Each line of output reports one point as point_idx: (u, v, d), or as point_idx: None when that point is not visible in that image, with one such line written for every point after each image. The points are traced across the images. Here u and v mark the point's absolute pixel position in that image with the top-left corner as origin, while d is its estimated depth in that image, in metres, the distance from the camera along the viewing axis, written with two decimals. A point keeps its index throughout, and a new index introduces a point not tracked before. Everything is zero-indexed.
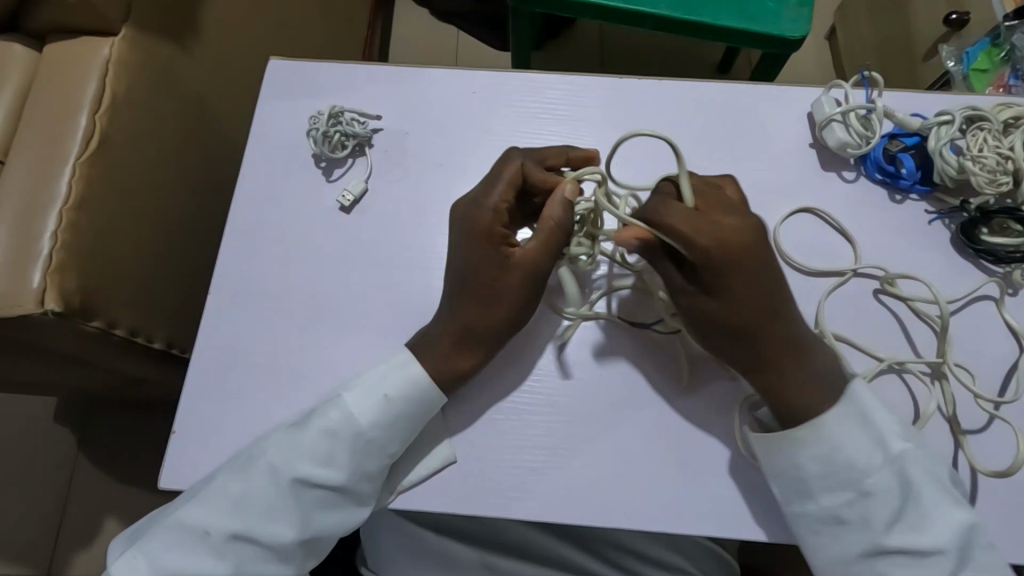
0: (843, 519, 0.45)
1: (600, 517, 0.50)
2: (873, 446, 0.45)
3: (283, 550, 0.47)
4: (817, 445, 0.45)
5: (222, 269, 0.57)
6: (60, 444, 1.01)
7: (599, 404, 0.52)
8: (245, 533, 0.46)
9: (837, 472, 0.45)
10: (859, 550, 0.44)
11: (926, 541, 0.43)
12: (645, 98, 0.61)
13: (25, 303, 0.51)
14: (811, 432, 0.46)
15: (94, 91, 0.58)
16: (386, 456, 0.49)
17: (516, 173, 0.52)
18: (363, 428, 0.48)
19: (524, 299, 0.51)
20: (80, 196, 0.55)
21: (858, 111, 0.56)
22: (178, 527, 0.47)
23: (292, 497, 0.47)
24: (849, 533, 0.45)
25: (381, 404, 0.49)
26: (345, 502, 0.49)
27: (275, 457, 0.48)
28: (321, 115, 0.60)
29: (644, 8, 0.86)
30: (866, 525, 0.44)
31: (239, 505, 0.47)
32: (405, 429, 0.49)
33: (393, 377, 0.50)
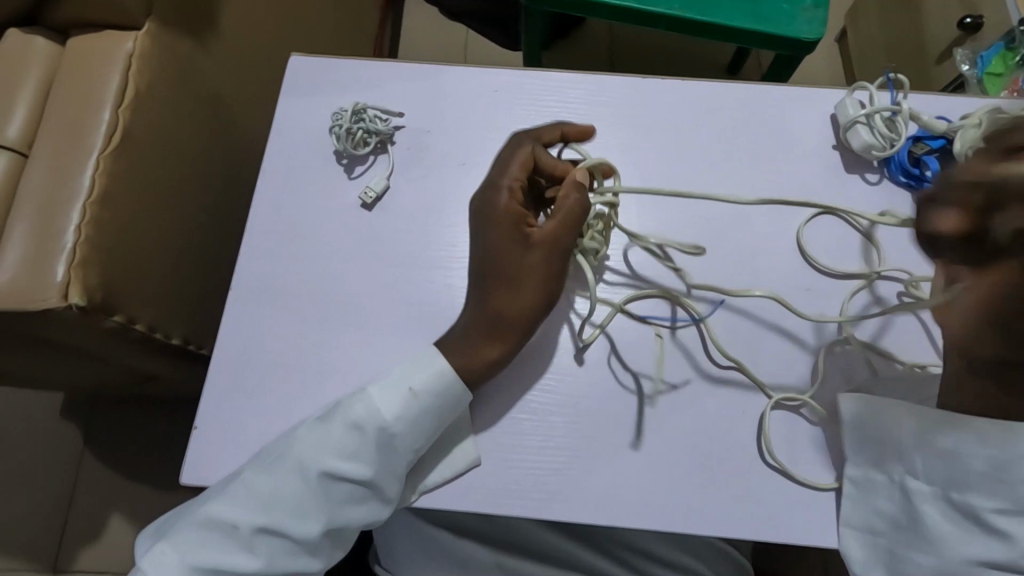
0: (996, 527, 0.40)
1: (623, 518, 0.49)
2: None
3: (311, 544, 0.47)
4: (997, 448, 0.40)
5: (244, 265, 0.57)
6: (69, 440, 1.01)
7: (622, 405, 0.52)
8: (272, 526, 0.46)
9: (998, 473, 0.40)
10: (1000, 562, 0.40)
11: None
12: (666, 98, 0.61)
13: (48, 296, 0.51)
14: (981, 423, 0.41)
15: (117, 85, 0.58)
16: (410, 451, 0.49)
17: (528, 158, 0.53)
18: (389, 422, 0.48)
19: (547, 280, 0.51)
20: (103, 190, 0.55)
21: (882, 113, 0.56)
22: (205, 521, 0.46)
23: (319, 491, 0.47)
24: (997, 542, 0.40)
25: (405, 399, 0.49)
26: (370, 498, 0.49)
27: (309, 451, 0.47)
28: (343, 112, 0.59)
29: (660, 9, 0.85)
30: (1017, 543, 0.39)
31: (268, 498, 0.47)
32: (430, 425, 0.49)
33: (418, 371, 0.50)
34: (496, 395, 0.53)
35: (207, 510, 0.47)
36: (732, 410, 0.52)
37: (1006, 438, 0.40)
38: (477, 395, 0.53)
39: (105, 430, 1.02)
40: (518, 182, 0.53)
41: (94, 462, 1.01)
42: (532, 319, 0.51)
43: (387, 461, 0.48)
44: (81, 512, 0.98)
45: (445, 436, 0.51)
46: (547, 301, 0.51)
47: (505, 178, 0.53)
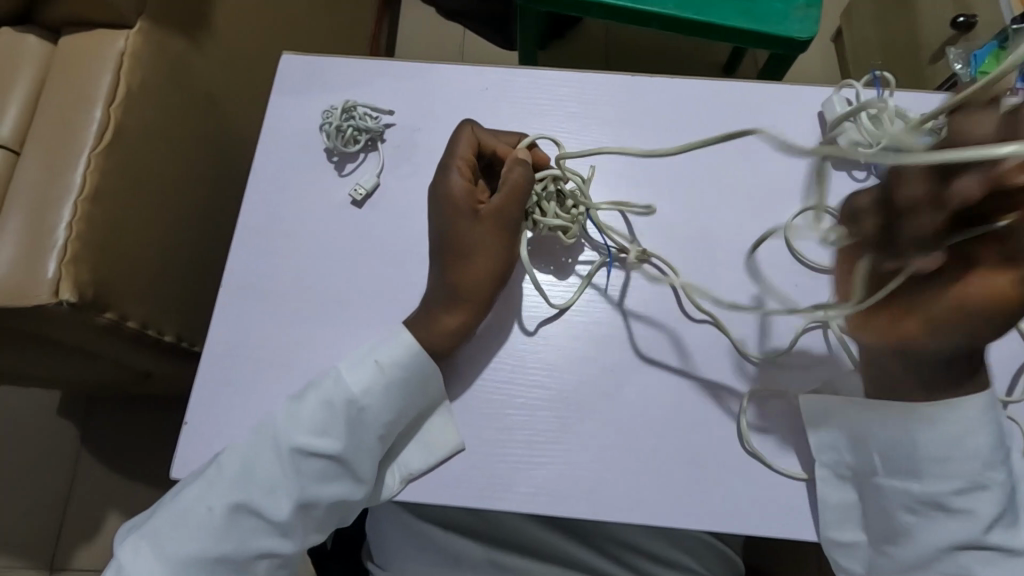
0: (953, 507, 0.44)
1: (610, 512, 0.50)
2: (996, 442, 0.44)
3: (286, 523, 0.47)
4: (951, 435, 0.44)
5: (235, 263, 0.57)
6: (67, 439, 1.02)
7: (609, 400, 0.52)
8: (245, 505, 0.47)
9: (954, 459, 0.44)
10: (952, 541, 0.44)
11: (1017, 541, 0.44)
12: (655, 96, 0.62)
13: (40, 293, 0.51)
14: (941, 414, 0.44)
15: (109, 83, 0.58)
16: (381, 427, 0.49)
17: (470, 140, 0.54)
18: (357, 397, 0.49)
19: (506, 252, 0.52)
20: (95, 188, 0.56)
21: (869, 111, 0.56)
22: (182, 502, 0.47)
23: (291, 468, 0.48)
24: (951, 522, 0.44)
25: (373, 372, 0.50)
26: (345, 477, 0.49)
27: (281, 427, 0.48)
28: (333, 110, 0.60)
29: (653, 8, 0.86)
30: (970, 516, 0.44)
31: (242, 477, 0.47)
32: (399, 400, 0.50)
33: (386, 348, 0.51)
34: (484, 391, 0.53)
35: (186, 492, 0.48)
36: (718, 405, 0.52)
37: (960, 425, 0.44)
38: (451, 376, 0.53)
39: (101, 429, 1.02)
40: (465, 164, 0.53)
41: (91, 460, 1.01)
42: (493, 291, 0.52)
43: (355, 436, 0.49)
44: (78, 510, 0.99)
45: (417, 414, 0.52)
46: (502, 275, 0.52)
47: (452, 162, 0.53)
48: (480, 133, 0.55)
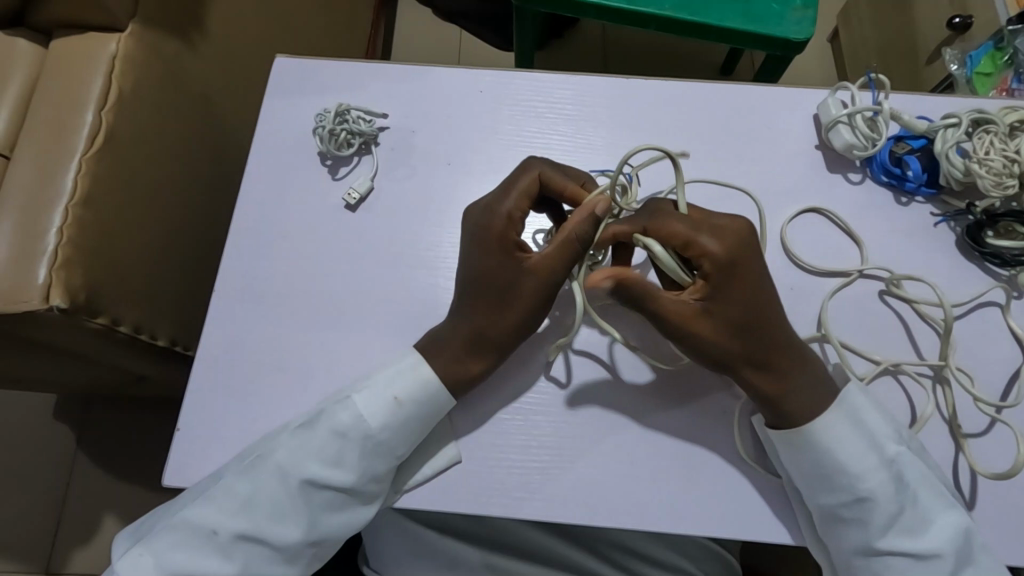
0: (843, 518, 0.46)
1: (605, 517, 0.49)
2: (869, 449, 0.46)
3: (291, 551, 0.47)
4: (813, 449, 0.46)
5: (229, 267, 0.57)
6: (62, 443, 1.01)
7: (605, 405, 0.52)
8: (250, 533, 0.46)
9: (830, 476, 0.45)
10: (855, 547, 0.46)
11: (922, 544, 0.45)
12: (650, 98, 0.61)
13: (30, 298, 0.51)
14: (802, 434, 0.46)
15: (100, 86, 0.58)
16: (394, 457, 0.49)
17: (533, 181, 0.52)
18: (373, 430, 0.48)
19: (538, 303, 0.50)
20: (86, 192, 0.55)
21: (864, 113, 0.56)
22: (186, 524, 0.47)
23: (301, 498, 0.47)
24: (848, 530, 0.46)
25: (390, 408, 0.49)
26: (351, 504, 0.49)
27: (289, 456, 0.48)
28: (326, 113, 0.59)
29: (649, 10, 0.86)
30: (862, 525, 0.45)
31: (246, 503, 0.47)
32: (413, 432, 0.49)
33: (403, 378, 0.50)
34: (479, 395, 0.53)
35: (186, 515, 0.47)
36: (714, 408, 0.52)
37: (812, 436, 0.46)
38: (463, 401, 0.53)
39: (97, 432, 1.02)
40: (521, 204, 0.51)
41: (86, 463, 1.01)
42: (515, 339, 0.51)
43: (367, 468, 0.48)
44: (73, 514, 0.98)
45: (427, 440, 0.51)
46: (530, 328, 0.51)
47: (509, 197, 0.51)
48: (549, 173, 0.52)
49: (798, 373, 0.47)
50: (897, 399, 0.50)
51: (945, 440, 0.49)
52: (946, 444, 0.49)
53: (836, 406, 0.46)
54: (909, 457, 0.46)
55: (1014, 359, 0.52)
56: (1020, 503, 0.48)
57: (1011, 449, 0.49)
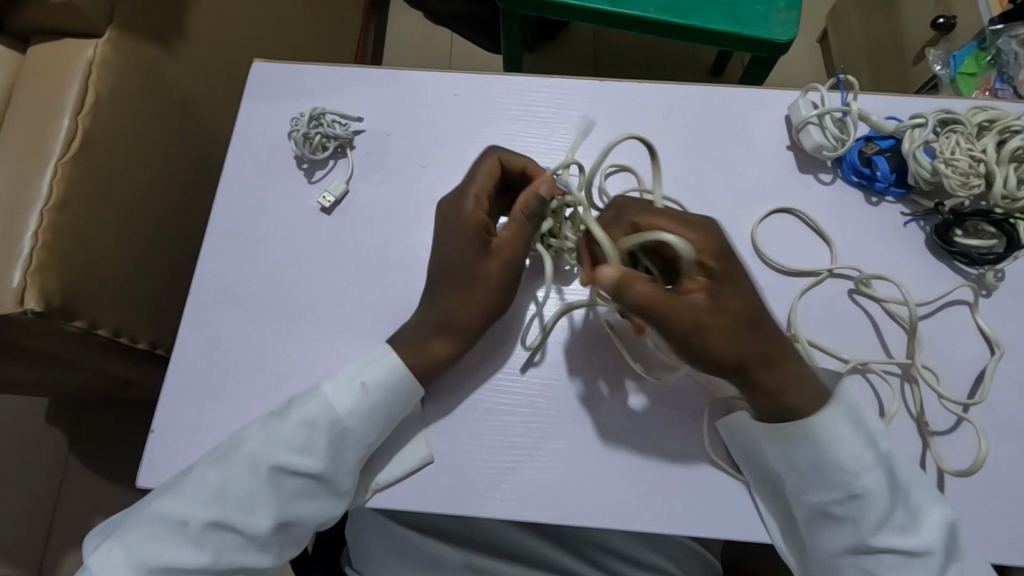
0: (835, 515, 0.46)
1: (576, 516, 0.50)
2: (866, 446, 0.45)
3: (263, 539, 0.48)
4: (809, 447, 0.46)
5: (205, 270, 0.57)
6: (52, 446, 1.02)
7: (577, 405, 0.53)
8: (222, 522, 0.47)
9: (828, 473, 0.45)
10: (845, 546, 0.46)
11: (914, 542, 0.45)
12: (624, 100, 0.62)
13: (5, 302, 0.51)
14: (800, 430, 0.46)
15: (77, 91, 0.58)
16: (363, 446, 0.49)
17: (494, 167, 0.53)
18: (342, 417, 0.49)
19: (501, 288, 0.51)
20: (62, 197, 0.56)
21: (834, 114, 0.57)
22: (156, 516, 0.47)
23: (271, 487, 0.48)
24: (840, 529, 0.46)
25: (357, 394, 0.50)
26: (322, 493, 0.49)
27: (260, 448, 0.48)
28: (302, 117, 0.60)
29: (632, 12, 0.86)
30: (855, 523, 0.45)
31: (218, 493, 0.47)
32: (382, 419, 0.50)
33: (370, 366, 0.51)
34: (452, 396, 0.53)
35: (159, 506, 0.48)
36: (684, 407, 0.52)
37: (811, 435, 0.46)
38: (436, 402, 0.53)
39: (87, 435, 1.02)
40: (488, 190, 0.53)
41: (76, 466, 1.01)
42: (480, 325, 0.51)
43: (337, 456, 0.49)
44: (63, 518, 0.99)
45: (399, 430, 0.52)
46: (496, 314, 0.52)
47: (477, 184, 0.53)
48: (512, 158, 0.54)
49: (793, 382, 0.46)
50: (863, 397, 0.51)
51: (912, 437, 0.50)
52: (913, 441, 0.50)
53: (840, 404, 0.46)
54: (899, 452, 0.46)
55: (983, 358, 0.52)
56: (986, 501, 0.48)
57: (973, 447, 0.49)
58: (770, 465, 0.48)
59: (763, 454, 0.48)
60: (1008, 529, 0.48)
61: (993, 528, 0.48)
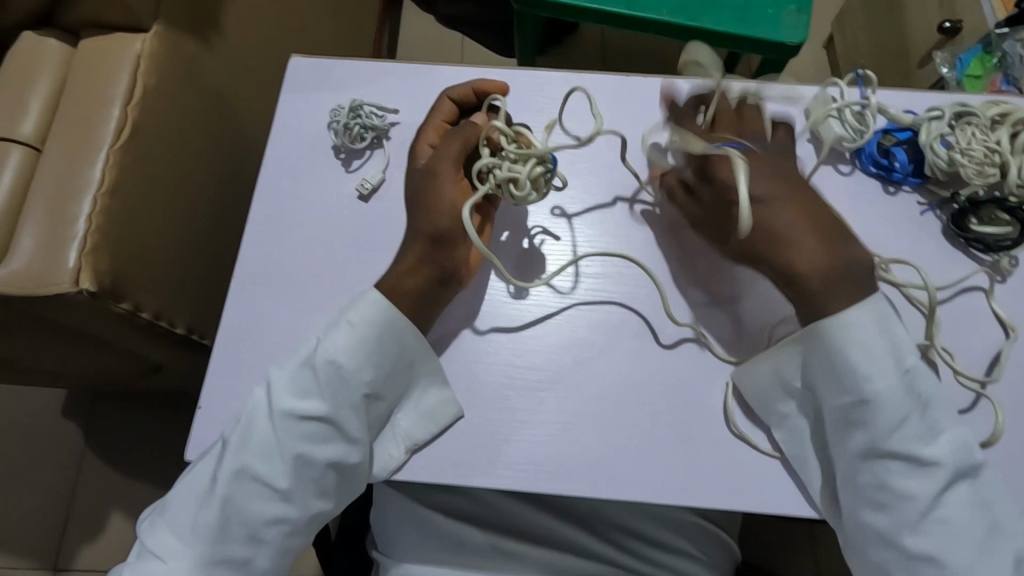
0: (851, 419, 0.48)
1: (608, 491, 0.52)
2: (886, 355, 0.48)
3: (285, 486, 0.49)
4: (830, 348, 0.49)
5: (247, 254, 0.59)
6: (76, 438, 1.03)
7: (608, 385, 0.54)
8: (245, 472, 0.49)
9: (843, 377, 0.48)
10: (860, 450, 0.47)
11: (927, 451, 0.46)
12: (650, 95, 0.64)
13: (60, 281, 0.53)
14: (820, 332, 0.49)
15: (126, 82, 0.61)
16: (362, 384, 0.51)
17: (445, 107, 0.58)
18: (335, 355, 0.51)
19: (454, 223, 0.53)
20: (113, 182, 0.58)
21: (852, 107, 0.59)
22: (194, 478, 0.50)
23: (284, 428, 0.50)
24: (854, 433, 0.48)
25: (344, 330, 0.52)
26: (334, 437, 0.50)
27: (268, 392, 0.51)
28: (341, 109, 0.62)
29: (649, 14, 0.89)
30: (867, 426, 0.47)
31: (241, 442, 0.49)
32: (377, 359, 0.52)
33: (356, 305, 0.53)
34: (488, 375, 0.55)
35: (197, 469, 0.50)
36: (711, 386, 0.54)
37: (826, 335, 0.49)
38: (472, 381, 0.55)
39: (111, 427, 1.04)
40: (443, 126, 0.58)
41: (98, 457, 1.03)
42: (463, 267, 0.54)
43: (338, 394, 0.50)
44: (86, 508, 1.00)
45: (416, 380, 0.54)
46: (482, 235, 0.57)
47: (432, 121, 0.58)
48: (459, 90, 0.58)
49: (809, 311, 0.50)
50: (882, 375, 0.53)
51: None
52: None
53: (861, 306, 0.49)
54: (923, 371, 0.48)
55: (999, 340, 0.54)
56: (1007, 475, 0.50)
57: (989, 422, 0.51)
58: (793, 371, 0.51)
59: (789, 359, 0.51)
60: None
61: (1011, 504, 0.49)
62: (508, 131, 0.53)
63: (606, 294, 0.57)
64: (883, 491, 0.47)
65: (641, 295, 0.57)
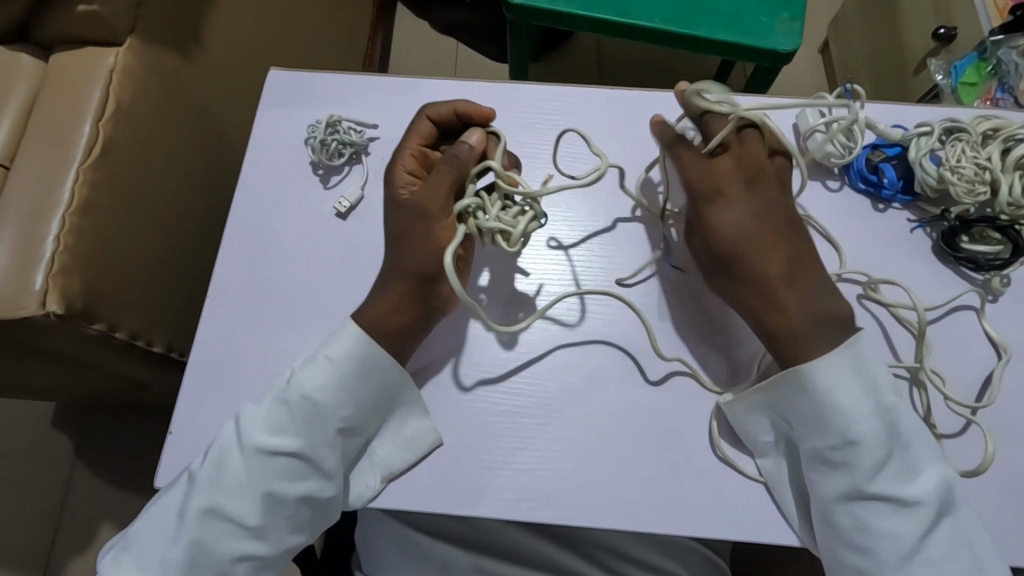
0: (832, 462, 0.46)
1: (590, 518, 0.50)
2: (867, 395, 0.47)
3: (256, 523, 0.48)
4: (813, 389, 0.47)
5: (222, 273, 0.58)
6: (62, 452, 1.02)
7: (589, 408, 0.53)
8: (215, 509, 0.48)
9: (825, 418, 0.47)
10: (840, 493, 0.46)
11: (908, 491, 0.45)
12: (634, 109, 0.63)
13: (27, 304, 0.52)
14: (798, 374, 0.48)
15: (99, 98, 0.59)
16: (338, 420, 0.50)
17: (424, 125, 0.56)
18: (312, 392, 0.50)
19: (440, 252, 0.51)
20: (84, 200, 0.57)
21: (841, 122, 0.57)
22: (162, 511, 0.49)
23: (257, 467, 0.48)
24: (835, 475, 0.46)
25: (323, 367, 0.50)
26: (308, 474, 0.49)
27: (240, 428, 0.49)
28: (319, 124, 0.61)
29: (638, 23, 0.88)
30: (850, 469, 0.46)
31: (213, 480, 0.48)
32: (353, 395, 0.51)
33: (334, 340, 0.51)
34: (466, 398, 0.54)
35: (164, 503, 0.49)
36: (695, 409, 0.53)
37: (810, 378, 0.47)
38: (450, 404, 0.54)
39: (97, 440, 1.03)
40: (419, 147, 0.56)
41: (83, 471, 1.02)
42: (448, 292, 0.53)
43: (314, 431, 0.49)
44: (69, 523, 0.98)
45: (393, 409, 0.53)
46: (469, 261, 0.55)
47: (408, 143, 0.56)
48: (437, 109, 0.56)
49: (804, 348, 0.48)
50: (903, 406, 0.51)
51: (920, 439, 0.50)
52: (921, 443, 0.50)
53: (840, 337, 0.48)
54: (904, 408, 0.47)
55: (990, 362, 0.53)
56: (997, 502, 0.49)
57: (975, 456, 0.49)
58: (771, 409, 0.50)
59: (771, 399, 0.49)
60: (1017, 534, 0.48)
61: (1003, 531, 0.48)
62: (504, 177, 0.50)
63: (588, 316, 0.56)
64: (865, 534, 0.46)
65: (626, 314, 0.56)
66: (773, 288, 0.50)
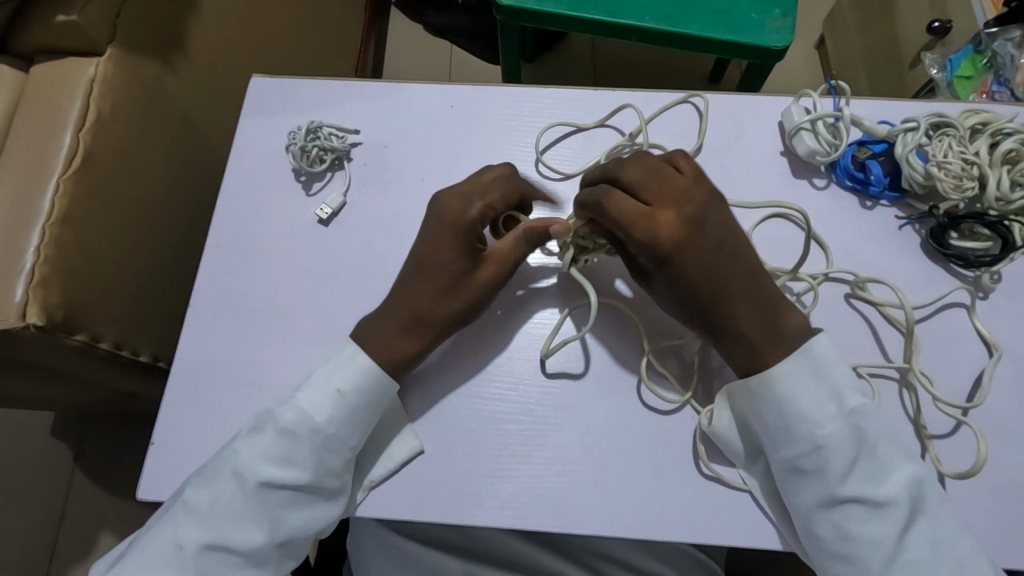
0: (803, 467, 0.46)
1: (575, 524, 0.50)
2: (827, 398, 0.46)
3: (258, 555, 0.47)
4: (773, 397, 0.47)
5: (204, 281, 0.58)
6: (58, 462, 1.01)
7: (574, 412, 0.53)
8: (215, 545, 0.46)
9: (789, 424, 0.46)
10: (817, 499, 0.45)
11: (880, 492, 0.44)
12: (618, 108, 0.62)
13: (7, 317, 0.52)
14: (762, 381, 0.47)
15: (78, 108, 0.59)
16: (348, 450, 0.50)
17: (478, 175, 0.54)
18: (317, 422, 0.49)
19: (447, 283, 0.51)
20: (64, 211, 0.57)
21: (826, 120, 0.57)
22: (150, 549, 0.47)
23: (261, 501, 0.48)
24: (809, 482, 0.46)
25: (334, 400, 0.49)
26: (313, 502, 0.49)
27: (242, 463, 0.48)
28: (299, 131, 0.61)
29: (630, 22, 0.87)
30: (822, 475, 0.45)
31: (211, 513, 0.47)
32: (358, 423, 0.50)
33: (342, 371, 0.50)
34: (448, 405, 0.53)
35: (152, 535, 0.48)
36: (680, 412, 0.52)
37: (767, 386, 0.47)
38: (433, 412, 0.53)
39: (93, 449, 1.02)
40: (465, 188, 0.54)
41: (81, 482, 1.01)
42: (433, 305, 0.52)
43: (323, 463, 0.49)
44: (69, 533, 0.98)
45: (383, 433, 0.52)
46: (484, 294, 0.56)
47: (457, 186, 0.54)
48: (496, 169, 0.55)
49: (778, 358, 0.47)
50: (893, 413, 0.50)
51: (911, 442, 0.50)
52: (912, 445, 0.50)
53: (798, 354, 0.47)
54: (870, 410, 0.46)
55: (981, 360, 0.52)
56: (990, 503, 0.48)
57: (973, 451, 0.49)
58: (741, 417, 0.49)
59: (739, 415, 0.49)
60: (1009, 534, 0.47)
61: (994, 530, 0.47)
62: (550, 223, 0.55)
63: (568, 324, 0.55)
64: (846, 541, 0.45)
65: (611, 318, 0.55)
66: (736, 301, 0.47)
